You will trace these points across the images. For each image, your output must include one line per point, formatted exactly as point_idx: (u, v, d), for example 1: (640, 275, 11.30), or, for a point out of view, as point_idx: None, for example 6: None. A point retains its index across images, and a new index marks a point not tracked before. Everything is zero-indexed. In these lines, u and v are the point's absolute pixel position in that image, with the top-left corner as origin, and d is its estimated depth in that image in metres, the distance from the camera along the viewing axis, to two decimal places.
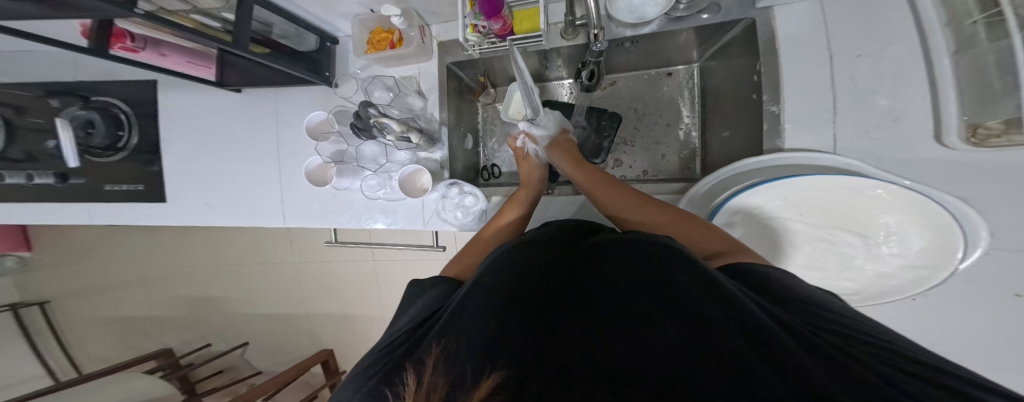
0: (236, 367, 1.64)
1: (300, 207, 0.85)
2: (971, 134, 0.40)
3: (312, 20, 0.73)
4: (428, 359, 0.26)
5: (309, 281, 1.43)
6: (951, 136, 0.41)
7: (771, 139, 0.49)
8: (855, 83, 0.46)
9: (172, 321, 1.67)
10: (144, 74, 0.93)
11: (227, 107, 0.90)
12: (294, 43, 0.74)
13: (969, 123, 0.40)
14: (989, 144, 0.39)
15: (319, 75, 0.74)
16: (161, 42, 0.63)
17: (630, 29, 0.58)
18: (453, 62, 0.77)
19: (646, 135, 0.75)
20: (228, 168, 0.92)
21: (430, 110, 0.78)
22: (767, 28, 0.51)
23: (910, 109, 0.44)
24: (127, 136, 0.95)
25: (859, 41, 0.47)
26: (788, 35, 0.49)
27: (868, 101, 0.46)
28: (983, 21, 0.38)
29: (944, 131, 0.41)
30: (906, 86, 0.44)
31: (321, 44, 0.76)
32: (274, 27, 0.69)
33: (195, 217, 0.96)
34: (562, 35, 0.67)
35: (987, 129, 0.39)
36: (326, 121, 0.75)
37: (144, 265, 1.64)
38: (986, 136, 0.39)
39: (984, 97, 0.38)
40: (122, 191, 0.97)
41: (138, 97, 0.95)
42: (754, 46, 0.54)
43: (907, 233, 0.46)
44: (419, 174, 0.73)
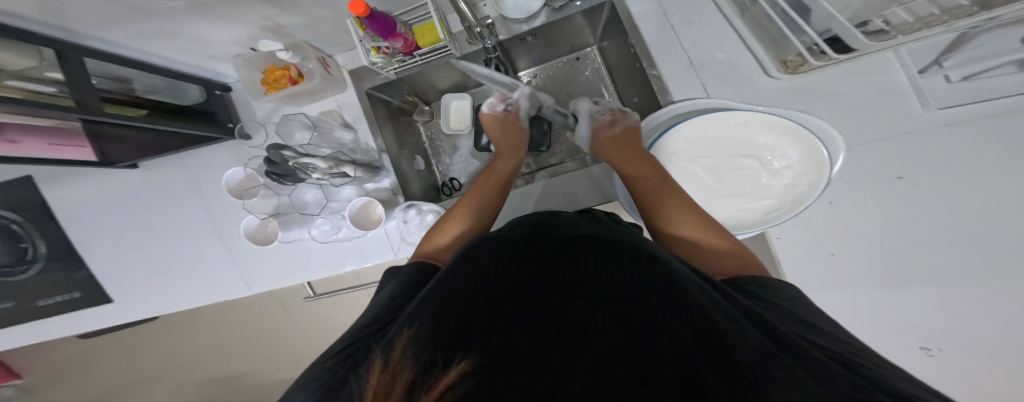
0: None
1: (264, 271, 0.81)
2: (786, 66, 0.48)
3: (183, 67, 0.68)
4: (393, 354, 0.23)
5: (307, 337, 1.37)
6: (774, 71, 0.49)
7: (662, 95, 0.54)
8: (695, 44, 0.53)
9: None
10: (38, 174, 0.86)
11: (142, 189, 0.85)
12: (172, 97, 0.68)
13: (779, 60, 0.48)
14: (798, 71, 0.46)
15: (223, 128, 0.73)
16: (4, 127, 0.57)
17: (525, 24, 0.63)
18: (372, 87, 0.76)
19: None
20: (174, 251, 0.87)
21: (364, 141, 0.77)
22: (625, 8, 0.56)
23: (744, 52, 0.51)
24: (31, 245, 0.89)
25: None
26: (638, 9, 0.55)
27: (712, 54, 0.52)
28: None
29: (767, 68, 0.50)
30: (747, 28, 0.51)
31: (208, 92, 0.73)
32: (134, 82, 0.62)
33: (149, 312, 0.89)
34: (469, 41, 0.69)
35: (793, 61, 0.46)
36: (248, 177, 0.72)
37: (120, 373, 1.53)
38: (794, 66, 0.47)
39: (776, 41, 0.47)
40: (61, 304, 0.90)
41: (44, 204, 0.87)
42: (620, 22, 0.60)
43: (784, 147, 0.49)
44: (371, 205, 0.73)
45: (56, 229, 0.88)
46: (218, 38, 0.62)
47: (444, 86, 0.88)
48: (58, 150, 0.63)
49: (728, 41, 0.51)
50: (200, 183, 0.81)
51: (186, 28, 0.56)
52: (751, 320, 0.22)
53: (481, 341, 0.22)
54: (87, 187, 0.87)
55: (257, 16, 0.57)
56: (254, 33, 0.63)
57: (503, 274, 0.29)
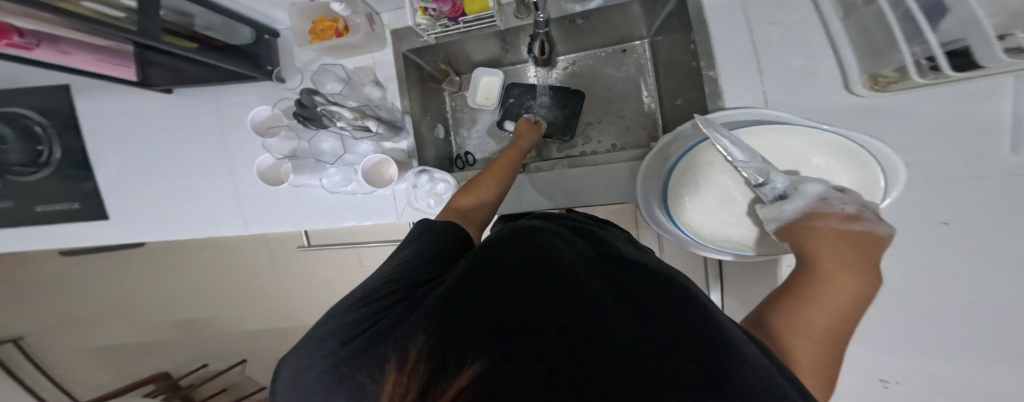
0: (240, 383, 1.65)
1: (264, 213, 0.81)
2: (875, 82, 0.44)
3: (243, 11, 0.68)
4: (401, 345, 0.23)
5: (299, 288, 1.42)
6: (858, 86, 0.46)
7: (712, 99, 0.52)
8: (771, 47, 0.50)
9: (148, 347, 1.61)
10: (57, 79, 0.84)
11: (162, 112, 0.84)
12: (225, 35, 0.66)
13: (870, 74, 0.44)
14: (889, 89, 0.42)
15: (259, 69, 0.71)
16: (59, 38, 0.58)
17: (578, 5, 0.61)
18: (409, 49, 0.74)
19: (610, 111, 0.78)
20: (177, 179, 0.86)
21: (389, 100, 0.76)
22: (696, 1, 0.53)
23: (820, 65, 0.48)
24: (47, 150, 0.87)
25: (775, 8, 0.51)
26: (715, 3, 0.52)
27: (784, 61, 0.50)
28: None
29: (851, 81, 0.46)
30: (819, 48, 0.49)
31: (259, 36, 0.72)
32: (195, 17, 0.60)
33: (149, 235, 0.89)
34: (516, 15, 0.67)
35: (885, 76, 0.42)
36: (274, 116, 0.71)
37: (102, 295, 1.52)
38: (886, 83, 0.43)
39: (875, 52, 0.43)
40: (57, 212, 0.88)
41: (60, 111, 0.86)
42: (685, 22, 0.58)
43: (834, 170, 0.47)
44: (385, 164, 0.70)
45: (79, 138, 0.88)
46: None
47: (479, 59, 0.85)
48: (107, 67, 0.63)
49: (790, 58, 0.50)
50: (221, 109, 0.80)
51: None
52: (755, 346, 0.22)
53: (491, 337, 0.22)
54: (108, 102, 0.86)
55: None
56: None
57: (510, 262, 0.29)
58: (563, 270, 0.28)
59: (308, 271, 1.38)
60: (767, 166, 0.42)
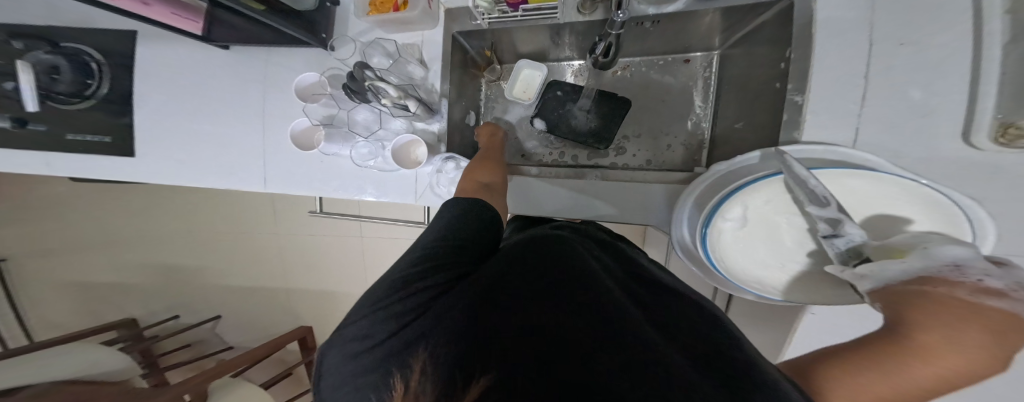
0: (208, 341, 1.62)
1: (282, 174, 0.80)
2: (1001, 134, 0.36)
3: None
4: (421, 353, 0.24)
5: (296, 255, 1.40)
6: (981, 135, 0.38)
7: (788, 129, 0.48)
8: (891, 70, 0.43)
9: (139, 288, 1.62)
10: (123, 23, 0.88)
11: (209, 62, 0.85)
12: None
13: (1001, 121, 0.36)
14: (1014, 144, 0.35)
15: (315, 36, 0.71)
16: None
17: (653, 7, 0.58)
18: (459, 31, 0.73)
19: (651, 124, 0.75)
20: (204, 127, 0.86)
21: (430, 81, 0.74)
22: (805, 11, 0.48)
23: (939, 104, 0.41)
24: (95, 84, 0.88)
25: (907, 27, 0.43)
26: (833, 16, 0.46)
27: (903, 93, 0.43)
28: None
29: (972, 129, 0.38)
30: (945, 81, 0.41)
31: (321, 4, 0.73)
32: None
33: (169, 179, 0.90)
34: (579, 10, 0.64)
35: (1018, 129, 0.34)
36: (319, 83, 0.71)
37: (119, 229, 1.57)
38: (1014, 136, 0.35)
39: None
40: (88, 144, 0.90)
41: (113, 46, 0.88)
42: (785, 31, 0.52)
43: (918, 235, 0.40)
44: (414, 145, 0.69)
45: (129, 78, 0.89)
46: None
47: (526, 51, 0.82)
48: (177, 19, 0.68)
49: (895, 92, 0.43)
50: (267, 71, 0.81)
51: None
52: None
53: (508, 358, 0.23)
54: (157, 47, 0.88)
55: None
56: None
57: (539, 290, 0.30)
58: (591, 301, 0.28)
59: (311, 238, 1.37)
60: (843, 216, 0.37)
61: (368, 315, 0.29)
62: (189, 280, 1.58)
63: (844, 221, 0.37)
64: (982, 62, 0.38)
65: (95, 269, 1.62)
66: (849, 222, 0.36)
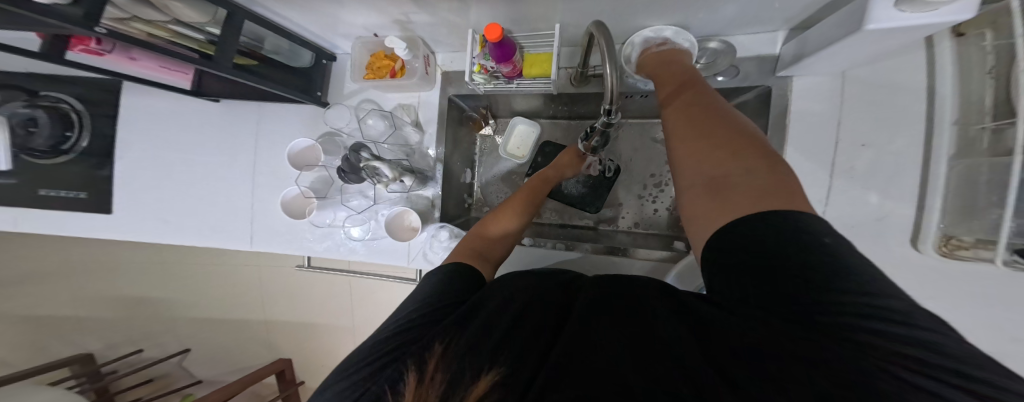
0: (170, 375, 1.50)
1: (270, 232, 0.78)
2: (944, 243, 0.39)
3: (306, 34, 0.70)
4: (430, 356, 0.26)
5: (277, 298, 1.33)
6: (926, 244, 0.40)
7: None
8: (856, 173, 0.46)
9: (102, 335, 1.51)
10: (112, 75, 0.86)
11: (199, 117, 0.84)
12: (286, 58, 0.70)
13: (943, 232, 0.39)
14: (958, 254, 0.37)
15: (309, 95, 0.71)
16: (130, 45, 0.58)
17: (642, 83, 0.60)
18: (456, 94, 0.74)
19: (641, 186, 0.76)
20: (191, 182, 0.84)
21: (426, 145, 0.74)
22: (781, 100, 0.51)
23: (898, 209, 0.43)
24: (75, 137, 0.85)
25: (875, 128, 0.45)
26: (803, 109, 0.50)
27: (863, 197, 0.45)
28: (991, 128, 0.35)
29: (921, 238, 0.41)
30: (899, 186, 0.43)
31: (317, 60, 0.74)
32: (264, 41, 0.64)
33: (146, 234, 0.86)
34: (570, 81, 0.67)
35: (959, 240, 0.37)
36: (311, 148, 0.69)
37: (90, 269, 1.48)
38: (955, 247, 0.38)
39: (967, 210, 0.36)
40: (61, 198, 0.85)
41: (100, 98, 0.86)
42: (765, 113, 0.54)
43: None
44: (406, 215, 0.67)
45: (113, 129, 0.87)
46: (352, 21, 0.63)
47: (520, 109, 0.83)
48: (164, 72, 0.63)
49: (884, 185, 0.44)
50: (260, 128, 0.80)
51: (332, 9, 0.59)
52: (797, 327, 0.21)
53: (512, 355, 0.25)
54: (146, 98, 0.86)
55: (397, 11, 0.58)
56: (386, 23, 0.64)
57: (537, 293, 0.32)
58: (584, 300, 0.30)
59: (295, 281, 1.31)
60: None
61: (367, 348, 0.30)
62: (159, 325, 1.47)
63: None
64: (929, 176, 0.40)
65: (57, 311, 1.51)
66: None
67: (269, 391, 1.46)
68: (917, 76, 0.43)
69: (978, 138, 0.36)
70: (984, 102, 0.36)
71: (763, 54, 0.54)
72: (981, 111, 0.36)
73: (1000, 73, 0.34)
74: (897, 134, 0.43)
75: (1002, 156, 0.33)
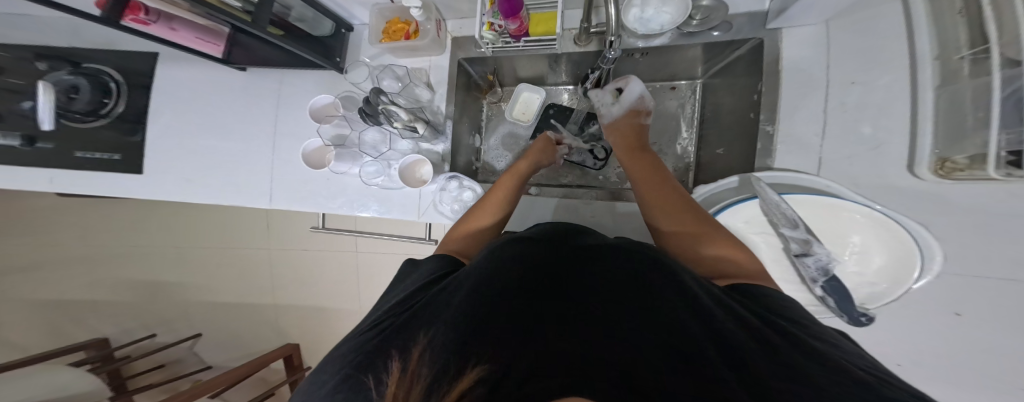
0: (183, 361, 1.58)
1: (290, 190, 0.83)
2: (940, 167, 0.39)
3: (330, 5, 0.74)
4: (412, 349, 0.29)
5: (287, 274, 1.40)
6: (923, 168, 0.41)
7: (763, 157, 0.55)
8: (846, 109, 0.50)
9: (128, 306, 1.61)
10: (144, 46, 0.92)
11: (226, 86, 0.89)
12: (309, 27, 0.74)
13: (939, 156, 0.39)
14: (954, 177, 0.38)
15: (330, 60, 0.75)
16: (174, 17, 0.63)
17: (642, 41, 0.64)
18: (464, 58, 0.78)
19: (643, 141, 0.80)
20: (215, 146, 0.90)
21: (437, 103, 0.78)
22: (773, 49, 0.56)
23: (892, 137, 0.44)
24: (112, 104, 0.91)
25: (862, 69, 0.49)
26: (794, 57, 0.54)
27: (855, 128, 0.48)
28: (970, 57, 0.36)
29: (915, 162, 0.41)
30: (892, 118, 0.44)
31: (337, 30, 0.78)
32: (292, 10, 0.67)
33: (171, 193, 0.92)
34: (576, 41, 0.70)
35: (954, 162, 0.38)
36: (331, 105, 0.74)
37: (116, 244, 1.57)
38: (952, 169, 0.38)
39: (956, 134, 0.37)
40: (95, 161, 0.91)
41: (134, 68, 0.93)
42: (757, 65, 0.58)
43: (868, 252, 0.47)
44: (420, 164, 0.72)
45: (146, 97, 0.93)
46: None
47: (525, 76, 0.88)
48: (201, 44, 0.68)
49: None
50: (281, 94, 0.85)
51: None
52: (736, 340, 0.25)
53: (491, 345, 0.28)
54: (176, 66, 0.92)
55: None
56: None
57: (516, 282, 0.35)
58: (558, 296, 0.33)
59: (306, 254, 1.38)
60: (811, 238, 0.47)
61: (353, 343, 0.33)
62: (178, 298, 1.56)
63: (813, 242, 0.47)
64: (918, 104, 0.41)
65: (86, 284, 1.61)
66: (817, 244, 0.46)
67: (276, 376, 1.54)
68: (896, 19, 0.44)
69: (960, 68, 0.37)
70: (960, 40, 0.37)
71: (754, 10, 0.57)
72: (959, 44, 0.37)
73: (970, 13, 0.35)
74: (883, 70, 0.45)
75: (984, 78, 0.34)
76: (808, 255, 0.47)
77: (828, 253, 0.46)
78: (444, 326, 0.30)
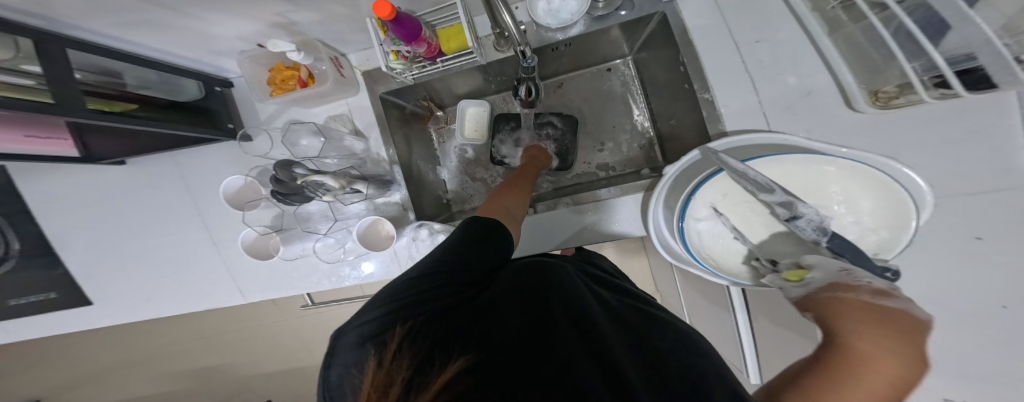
0: None
1: (257, 280, 0.75)
2: (875, 98, 0.42)
3: (180, 61, 0.60)
4: (405, 335, 0.30)
5: (307, 345, 1.34)
6: (860, 102, 0.43)
7: (713, 123, 0.50)
8: (763, 65, 0.48)
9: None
10: None
11: (120, 187, 0.77)
12: (165, 91, 0.61)
13: (869, 89, 0.42)
14: (894, 105, 0.40)
15: (221, 129, 0.66)
16: None
17: (560, 33, 0.60)
18: (386, 91, 0.71)
19: (601, 128, 0.77)
20: (154, 257, 0.80)
21: (375, 150, 0.72)
22: (677, 21, 0.52)
23: (819, 82, 0.46)
24: (4, 242, 0.79)
25: (761, 25, 0.49)
26: (696, 25, 0.51)
27: (780, 79, 0.47)
28: (840, 7, 0.43)
29: (851, 98, 0.44)
30: (810, 61, 0.46)
31: (208, 88, 0.66)
32: (123, 75, 0.55)
33: (129, 318, 0.83)
34: (496, 47, 0.67)
35: (886, 92, 0.40)
36: (247, 186, 0.66)
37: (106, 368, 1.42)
38: (888, 99, 0.41)
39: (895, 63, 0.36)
40: (33, 304, 0.82)
41: (2, 195, 0.78)
42: (670, 37, 0.56)
43: (855, 199, 0.42)
44: (380, 223, 0.67)
45: (37, 224, 0.81)
46: (222, 34, 0.55)
47: (461, 92, 0.83)
48: (37, 143, 0.56)
49: (800, 64, 0.47)
50: (191, 180, 0.73)
51: (191, 21, 0.49)
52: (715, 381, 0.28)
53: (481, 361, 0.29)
54: (49, 183, 0.78)
55: (270, 12, 0.51)
56: (265, 30, 0.57)
57: (525, 305, 0.36)
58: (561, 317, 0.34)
59: (315, 319, 1.30)
60: (792, 198, 0.41)
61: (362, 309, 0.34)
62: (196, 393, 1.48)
63: (797, 203, 0.41)
64: (826, 49, 0.46)
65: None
66: (800, 203, 0.41)
67: None
68: None
69: (836, 17, 0.43)
70: None
71: None
72: None
73: None
74: (781, 21, 0.48)
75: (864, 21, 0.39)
76: (797, 217, 0.41)
77: (816, 212, 0.40)
78: (439, 331, 0.31)
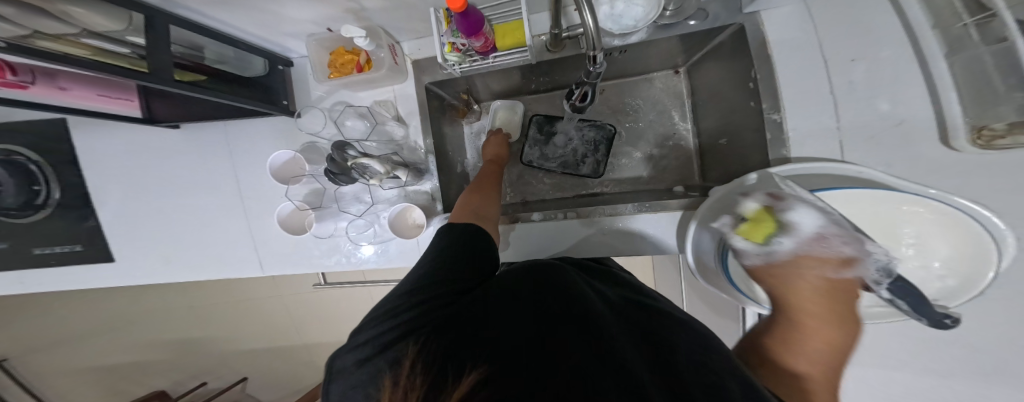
0: None
1: (278, 254, 0.76)
2: (977, 136, 0.37)
3: (255, 40, 0.62)
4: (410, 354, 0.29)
5: (309, 321, 1.36)
6: (960, 139, 0.39)
7: (776, 148, 0.50)
8: (853, 87, 0.47)
9: (140, 372, 1.52)
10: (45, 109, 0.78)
11: (163, 146, 0.78)
12: (235, 68, 0.62)
13: (973, 124, 0.38)
14: (994, 146, 0.36)
15: (276, 105, 0.66)
16: (56, 72, 0.53)
17: (618, 39, 0.60)
18: (432, 81, 0.71)
19: (644, 138, 0.76)
20: (182, 218, 0.81)
21: (412, 138, 0.72)
22: (756, 33, 0.52)
23: (912, 112, 0.44)
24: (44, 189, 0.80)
25: (852, 46, 0.48)
26: (782, 38, 0.51)
27: (871, 105, 0.46)
28: (973, 24, 0.37)
29: (951, 136, 0.40)
30: (906, 91, 0.44)
31: (272, 66, 0.67)
32: (205, 50, 0.55)
33: (148, 275, 0.84)
34: (548, 48, 0.66)
35: (991, 130, 0.36)
36: (293, 160, 0.67)
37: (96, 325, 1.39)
38: (990, 138, 0.36)
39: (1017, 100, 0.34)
40: (60, 253, 0.83)
41: (47, 141, 0.79)
42: (741, 50, 0.55)
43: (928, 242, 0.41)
44: (410, 211, 0.66)
45: (79, 174, 0.82)
46: (297, 18, 0.55)
47: (500, 88, 0.82)
48: (104, 101, 0.59)
49: (894, 92, 0.45)
50: (231, 149, 0.75)
51: (272, 8, 0.50)
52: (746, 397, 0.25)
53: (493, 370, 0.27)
54: (95, 136, 0.80)
55: None
56: (335, 15, 0.57)
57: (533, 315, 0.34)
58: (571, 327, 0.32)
59: (316, 298, 1.30)
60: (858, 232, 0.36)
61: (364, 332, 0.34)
62: (189, 355, 1.48)
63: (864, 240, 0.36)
64: (935, 77, 0.42)
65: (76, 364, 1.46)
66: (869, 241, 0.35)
67: None
68: None
69: (966, 35, 0.38)
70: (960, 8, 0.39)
71: None
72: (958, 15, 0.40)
73: None
74: (874, 49, 0.47)
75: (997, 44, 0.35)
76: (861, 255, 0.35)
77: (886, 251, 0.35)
78: (448, 344, 0.30)
